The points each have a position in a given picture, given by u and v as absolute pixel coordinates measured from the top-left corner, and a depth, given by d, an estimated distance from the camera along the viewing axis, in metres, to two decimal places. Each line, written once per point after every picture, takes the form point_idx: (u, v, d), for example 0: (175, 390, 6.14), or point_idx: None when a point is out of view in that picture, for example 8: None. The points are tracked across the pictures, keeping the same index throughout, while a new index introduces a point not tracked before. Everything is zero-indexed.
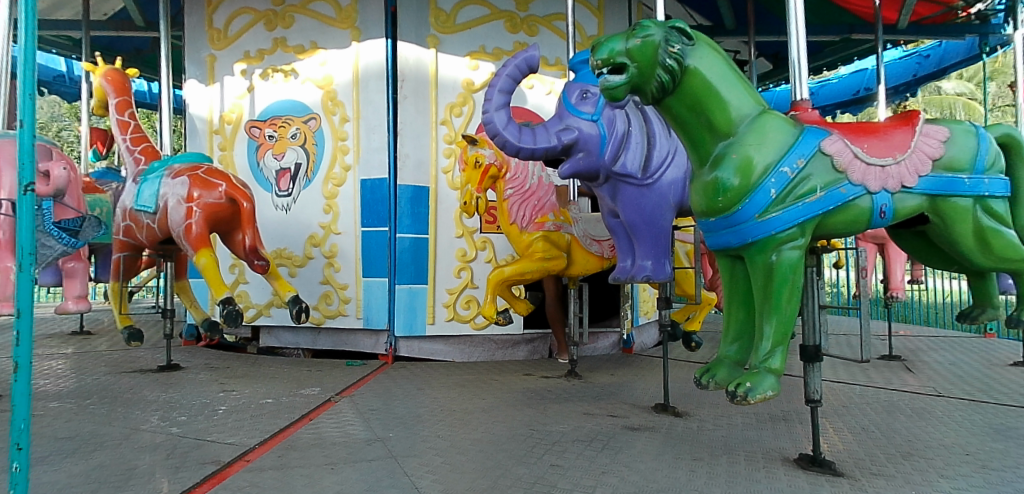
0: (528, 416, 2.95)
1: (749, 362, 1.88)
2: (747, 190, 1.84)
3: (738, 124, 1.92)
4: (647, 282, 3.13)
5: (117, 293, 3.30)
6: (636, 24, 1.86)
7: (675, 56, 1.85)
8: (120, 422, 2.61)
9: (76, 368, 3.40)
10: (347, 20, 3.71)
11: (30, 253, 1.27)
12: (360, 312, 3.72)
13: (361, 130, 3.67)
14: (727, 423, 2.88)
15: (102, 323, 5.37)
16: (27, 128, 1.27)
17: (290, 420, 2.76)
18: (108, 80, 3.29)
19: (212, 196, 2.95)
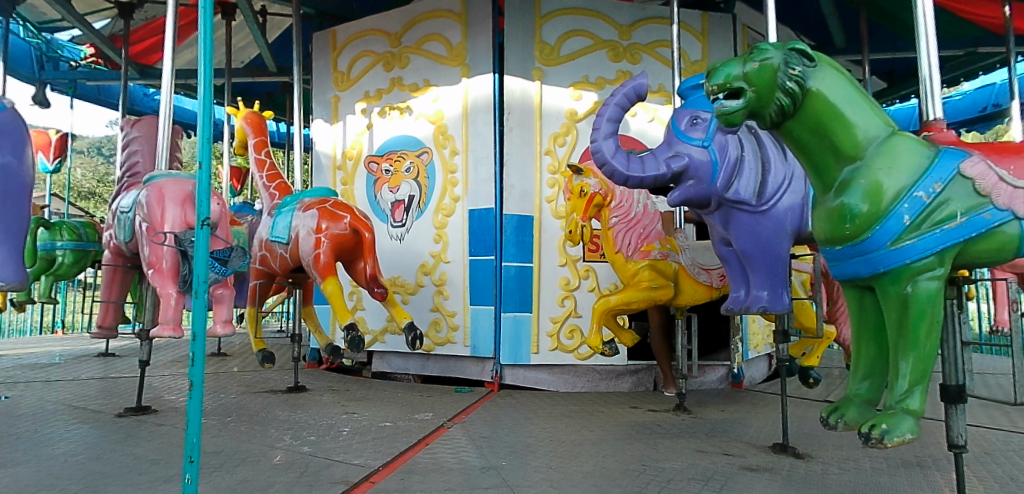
0: (638, 451, 2.87)
1: (882, 402, 1.51)
2: (881, 215, 1.51)
3: (865, 146, 1.59)
4: (763, 312, 2.99)
5: (253, 317, 3.53)
6: (754, 47, 1.57)
7: (797, 79, 1.54)
8: (258, 439, 2.82)
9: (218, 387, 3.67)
10: (458, 58, 3.86)
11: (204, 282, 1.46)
12: (467, 340, 3.78)
13: (469, 162, 3.77)
14: (853, 467, 2.66)
15: (235, 345, 5.81)
16: (201, 171, 1.45)
17: (408, 444, 2.87)
18: (248, 123, 3.56)
19: (339, 227, 3.19)
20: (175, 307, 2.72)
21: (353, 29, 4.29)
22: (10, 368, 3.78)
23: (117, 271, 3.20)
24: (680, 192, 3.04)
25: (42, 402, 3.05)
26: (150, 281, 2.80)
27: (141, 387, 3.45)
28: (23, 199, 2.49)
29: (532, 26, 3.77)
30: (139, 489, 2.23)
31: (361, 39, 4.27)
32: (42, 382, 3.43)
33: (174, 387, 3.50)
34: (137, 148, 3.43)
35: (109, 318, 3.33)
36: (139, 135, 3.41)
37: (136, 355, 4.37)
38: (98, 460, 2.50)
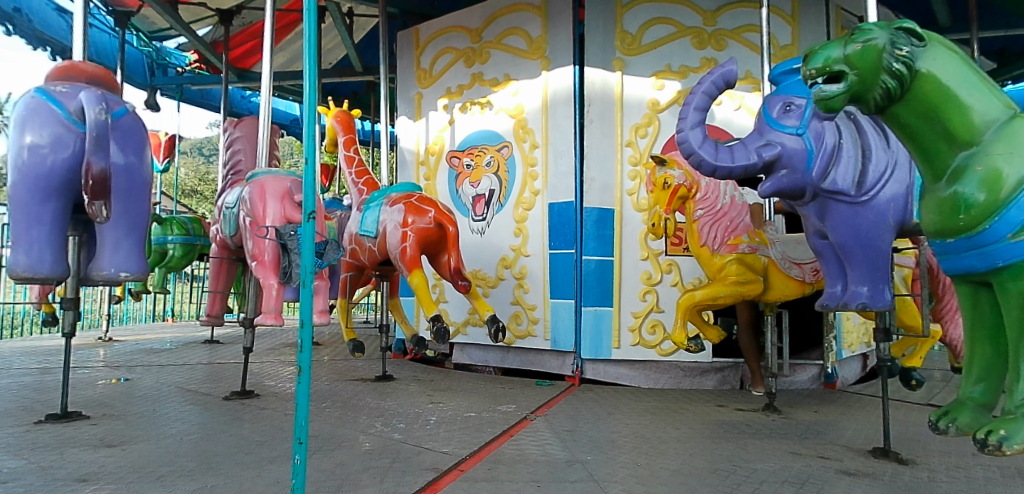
0: (727, 451, 2.77)
1: (1000, 408, 1.22)
2: (1002, 204, 1.21)
3: (986, 131, 1.29)
4: (862, 309, 2.72)
5: (344, 309, 3.72)
6: (855, 27, 1.35)
7: (906, 59, 1.30)
8: (351, 425, 2.93)
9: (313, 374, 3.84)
10: (538, 51, 3.86)
11: (309, 272, 1.51)
12: (548, 333, 3.79)
13: (549, 155, 3.77)
14: (965, 476, 2.46)
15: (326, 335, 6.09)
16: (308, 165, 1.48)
17: (493, 435, 2.90)
18: (338, 121, 3.69)
19: (424, 221, 3.26)
20: (276, 298, 2.87)
21: (435, 26, 4.37)
22: (130, 352, 4.12)
23: (223, 263, 3.39)
24: (772, 184, 2.74)
25: (159, 384, 3.30)
26: (253, 272, 2.97)
27: (244, 372, 3.67)
28: (143, 196, 2.65)
29: (613, 17, 3.73)
30: (247, 468, 2.36)
31: (442, 37, 4.35)
32: (158, 366, 3.72)
33: (274, 374, 3.70)
34: (239, 148, 3.61)
35: (217, 307, 3.56)
36: (240, 135, 3.60)
37: (239, 342, 4.66)
38: (209, 440, 2.67)
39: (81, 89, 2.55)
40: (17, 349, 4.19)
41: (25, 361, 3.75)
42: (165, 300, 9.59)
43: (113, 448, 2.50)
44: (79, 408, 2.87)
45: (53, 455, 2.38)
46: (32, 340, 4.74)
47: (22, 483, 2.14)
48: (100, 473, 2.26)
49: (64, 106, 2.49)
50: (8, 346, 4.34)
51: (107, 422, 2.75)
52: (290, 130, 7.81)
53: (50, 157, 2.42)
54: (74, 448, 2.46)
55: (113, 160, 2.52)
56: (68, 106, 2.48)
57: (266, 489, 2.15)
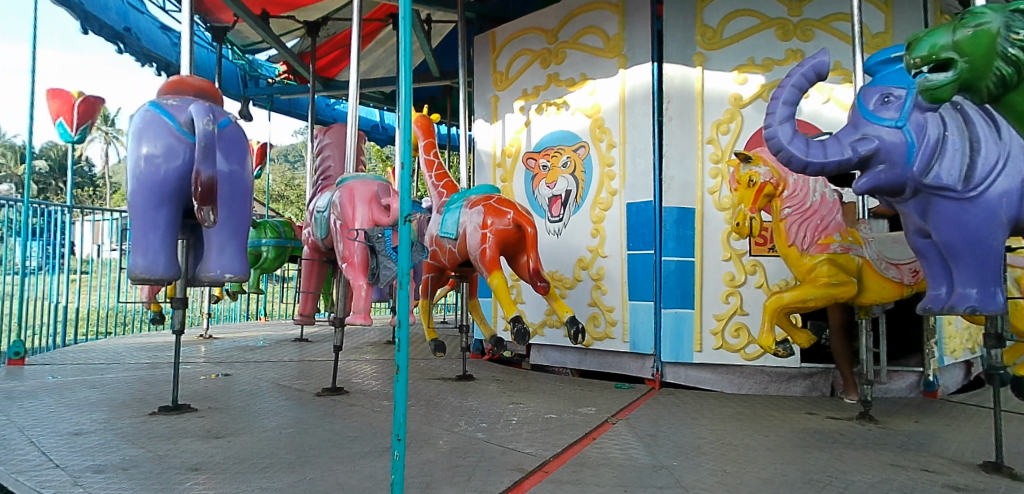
0: (821, 461, 2.61)
1: None
2: None
3: None
4: (969, 316, 2.22)
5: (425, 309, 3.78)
6: (965, 14, 1.74)
7: (1019, 43, 1.67)
8: (436, 423, 3.00)
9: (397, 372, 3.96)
10: (615, 49, 3.86)
11: (406, 271, 1.48)
12: (626, 335, 3.78)
13: (627, 154, 3.77)
14: None
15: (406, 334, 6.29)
16: (405, 169, 1.51)
17: (575, 437, 2.89)
18: (418, 126, 3.78)
19: (503, 223, 3.30)
20: (365, 299, 2.99)
21: (511, 29, 4.44)
22: (229, 348, 4.38)
23: (314, 265, 3.55)
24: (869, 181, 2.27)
25: (256, 379, 3.48)
26: (343, 273, 3.12)
27: (332, 370, 3.82)
28: (245, 202, 2.80)
29: (693, 11, 3.67)
30: (342, 463, 2.44)
31: (519, 38, 4.40)
32: (255, 362, 3.93)
33: (360, 371, 3.84)
34: (329, 153, 3.79)
35: (309, 307, 3.73)
36: (329, 141, 3.76)
37: (328, 340, 4.87)
38: (305, 434, 2.79)
39: (190, 102, 2.73)
40: (131, 345, 4.55)
41: (140, 356, 4.06)
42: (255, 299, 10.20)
43: (220, 439, 2.66)
44: (188, 400, 3.06)
45: (168, 444, 2.55)
46: (144, 336, 5.14)
47: (142, 470, 2.30)
48: (210, 463, 2.40)
49: (175, 118, 2.66)
50: (124, 341, 4.72)
51: (213, 415, 2.92)
52: (371, 136, 8.22)
53: (164, 166, 2.59)
54: (185, 438, 2.63)
55: (219, 168, 2.68)
56: (179, 118, 2.65)
57: (362, 483, 2.21)
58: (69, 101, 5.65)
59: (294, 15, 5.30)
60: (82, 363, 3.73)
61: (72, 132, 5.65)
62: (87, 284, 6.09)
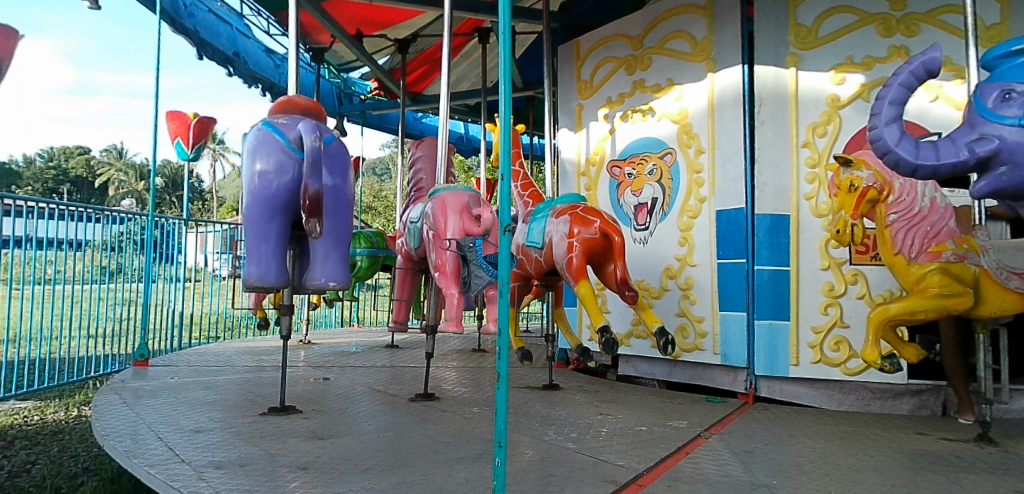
0: (939, 485, 2.38)
1: None
2: None
3: None
4: None
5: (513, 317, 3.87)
6: None
7: None
8: (527, 432, 3.02)
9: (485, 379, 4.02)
10: (703, 53, 3.84)
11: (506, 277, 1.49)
12: (717, 347, 3.73)
13: (716, 161, 3.74)
14: None
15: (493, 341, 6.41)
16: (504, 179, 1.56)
17: (668, 451, 2.81)
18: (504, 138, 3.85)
19: (589, 232, 3.29)
20: (457, 308, 3.10)
21: (596, 37, 4.54)
22: (327, 353, 4.61)
23: (407, 273, 3.71)
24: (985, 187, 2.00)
25: (352, 384, 3.63)
26: (436, 282, 3.22)
27: (422, 376, 3.93)
28: (346, 214, 2.93)
29: (786, 10, 3.57)
30: (438, 467, 2.48)
31: (605, 46, 4.49)
32: (350, 367, 4.11)
33: (449, 378, 3.93)
34: (421, 166, 3.91)
35: (402, 315, 3.86)
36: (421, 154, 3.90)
37: (417, 347, 5.03)
38: (401, 438, 2.86)
39: (298, 120, 2.90)
40: (239, 348, 4.88)
41: (247, 359, 4.34)
42: (345, 307, 10.70)
43: (324, 440, 2.77)
44: (294, 402, 3.23)
45: (278, 443, 2.68)
46: (250, 340, 5.49)
47: (256, 467, 2.42)
48: (317, 463, 2.50)
49: (285, 136, 2.83)
50: (234, 344, 5.08)
51: (316, 416, 3.06)
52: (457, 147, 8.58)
53: (275, 181, 2.75)
54: (292, 438, 2.76)
55: (323, 182, 2.82)
56: (289, 135, 2.81)
57: (459, 487, 2.23)
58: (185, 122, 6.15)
59: (386, 33, 5.73)
60: (198, 364, 4.02)
61: (188, 150, 6.19)
62: (198, 290, 6.61)
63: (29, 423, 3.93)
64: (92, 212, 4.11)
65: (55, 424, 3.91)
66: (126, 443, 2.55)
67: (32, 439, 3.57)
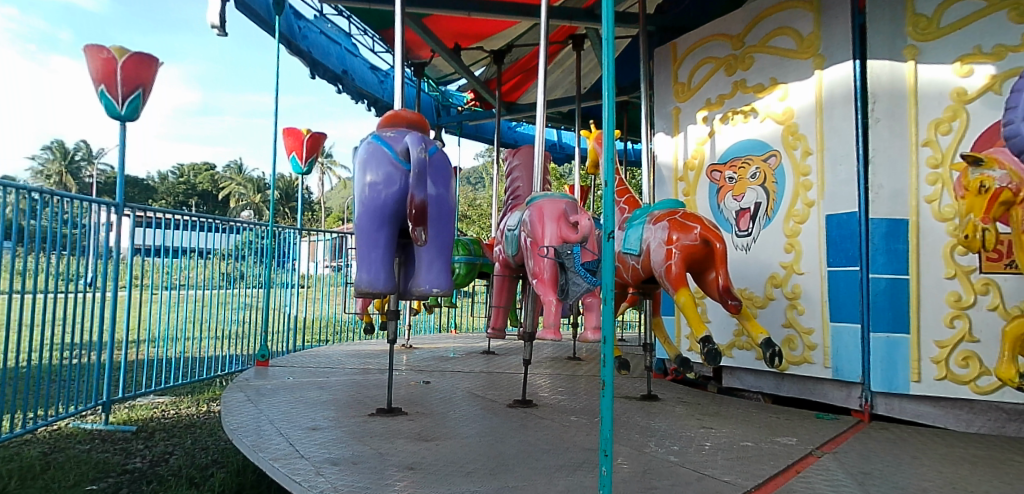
0: None
1: None
2: None
3: None
4: None
5: None
6: None
7: None
8: (628, 443, 2.97)
9: (583, 389, 4.01)
10: (810, 49, 3.69)
11: (609, 289, 1.57)
12: (828, 360, 3.54)
13: (825, 162, 3.58)
14: None
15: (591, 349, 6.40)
16: (607, 189, 1.71)
17: (777, 468, 2.65)
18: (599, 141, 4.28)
19: (689, 239, 3.21)
20: (555, 314, 3.09)
21: (693, 38, 4.47)
22: (428, 357, 4.79)
23: (504, 281, 3.92)
24: None
25: (452, 388, 3.73)
26: (534, 289, 3.26)
27: (519, 382, 3.98)
28: (449, 222, 3.01)
29: (903, 2, 3.36)
30: (540, 475, 2.46)
31: (703, 46, 4.40)
32: (449, 372, 4.23)
33: (545, 385, 3.98)
34: (519, 175, 4.10)
35: (499, 323, 4.04)
36: (517, 164, 4.09)
37: (514, 354, 5.11)
38: (500, 443, 2.88)
39: (404, 133, 3.03)
40: (347, 350, 5.15)
41: (355, 361, 4.57)
42: (444, 314, 11.05)
43: (429, 442, 2.84)
44: (399, 404, 3.35)
45: (387, 443, 2.77)
46: (356, 343, 5.80)
47: (368, 465, 2.51)
48: (424, 464, 2.56)
49: (393, 148, 2.95)
50: (342, 347, 5.39)
51: (420, 419, 3.15)
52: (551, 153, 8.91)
53: (384, 192, 2.87)
54: (400, 439, 2.85)
55: (429, 192, 2.92)
56: (397, 148, 2.94)
57: None
58: (300, 138, 6.51)
59: (482, 46, 6.11)
60: (311, 365, 4.27)
61: (303, 164, 6.60)
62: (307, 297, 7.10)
63: (167, 415, 4.37)
64: (219, 223, 4.66)
65: (188, 418, 4.30)
66: (252, 438, 2.74)
67: (170, 430, 3.94)
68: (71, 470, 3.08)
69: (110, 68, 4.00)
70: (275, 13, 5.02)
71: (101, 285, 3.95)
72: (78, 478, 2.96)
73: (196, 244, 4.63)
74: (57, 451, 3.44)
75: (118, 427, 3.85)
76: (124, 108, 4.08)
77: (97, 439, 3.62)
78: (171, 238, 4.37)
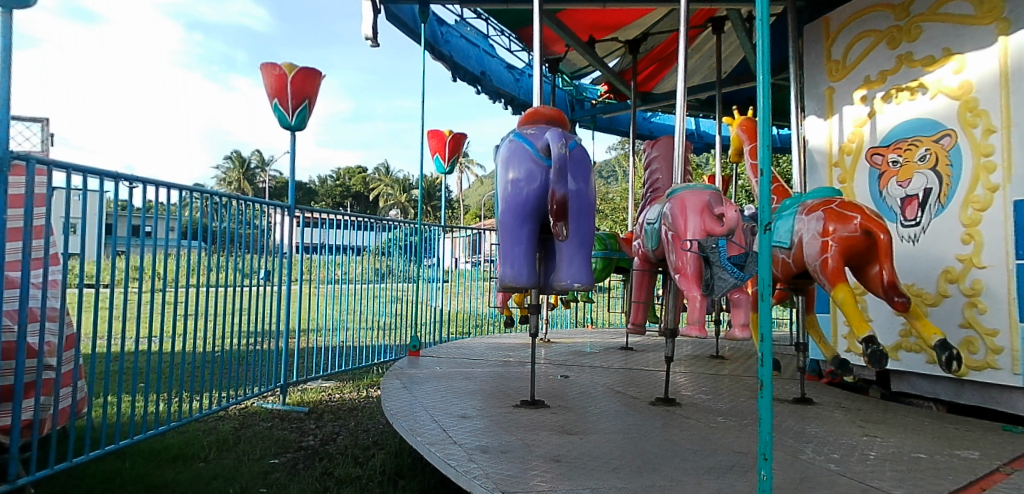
0: None
1: None
2: None
3: None
4: None
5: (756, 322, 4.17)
6: None
7: None
8: (781, 448, 2.80)
9: (727, 390, 3.93)
10: (993, 13, 3.27)
11: (768, 286, 1.61)
12: (1018, 367, 3.12)
13: (1014, 140, 3.14)
14: None
15: (737, 349, 6.21)
16: (764, 177, 1.66)
17: (958, 484, 2.35)
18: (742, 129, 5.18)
19: (848, 230, 2.97)
20: (700, 310, 3.00)
21: (849, 11, 4.20)
22: (567, 355, 5.11)
23: (644, 274, 4.01)
24: None
25: (592, 384, 3.89)
26: (678, 284, 3.20)
27: (658, 380, 4.09)
28: (589, 217, 3.01)
29: None
30: (688, 475, 2.34)
31: (860, 19, 4.13)
32: (588, 368, 4.52)
33: (683, 384, 4.04)
34: (658, 164, 4.83)
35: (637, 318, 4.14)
36: (657, 154, 4.84)
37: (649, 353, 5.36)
38: (644, 441, 2.82)
39: (544, 129, 3.08)
40: (489, 344, 5.47)
41: (496, 355, 4.87)
42: (580, 310, 11.33)
43: (574, 436, 2.85)
44: (543, 397, 3.49)
45: (532, 435, 2.83)
46: (499, 337, 6.11)
47: (515, 455, 2.57)
48: (568, 456, 2.55)
49: (534, 144, 2.99)
50: (485, 340, 5.69)
51: (563, 412, 3.22)
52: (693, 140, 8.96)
53: (527, 188, 2.92)
54: (544, 431, 2.89)
55: (570, 186, 2.93)
56: (537, 145, 2.97)
57: None
58: (443, 140, 7.38)
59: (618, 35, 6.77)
60: (457, 357, 4.63)
61: (445, 164, 7.47)
62: (450, 290, 7.64)
63: (334, 398, 4.98)
64: (374, 222, 5.50)
65: (351, 402, 4.85)
66: (409, 422, 2.92)
67: (337, 412, 4.51)
68: (258, 444, 3.67)
69: (281, 83, 4.63)
70: (418, 22, 5.80)
71: (276, 279, 4.54)
72: (264, 452, 3.51)
73: (353, 240, 5.34)
74: (246, 426, 4.12)
75: (292, 408, 4.54)
76: (293, 119, 4.69)
77: (275, 418, 4.32)
78: (326, 236, 5.10)
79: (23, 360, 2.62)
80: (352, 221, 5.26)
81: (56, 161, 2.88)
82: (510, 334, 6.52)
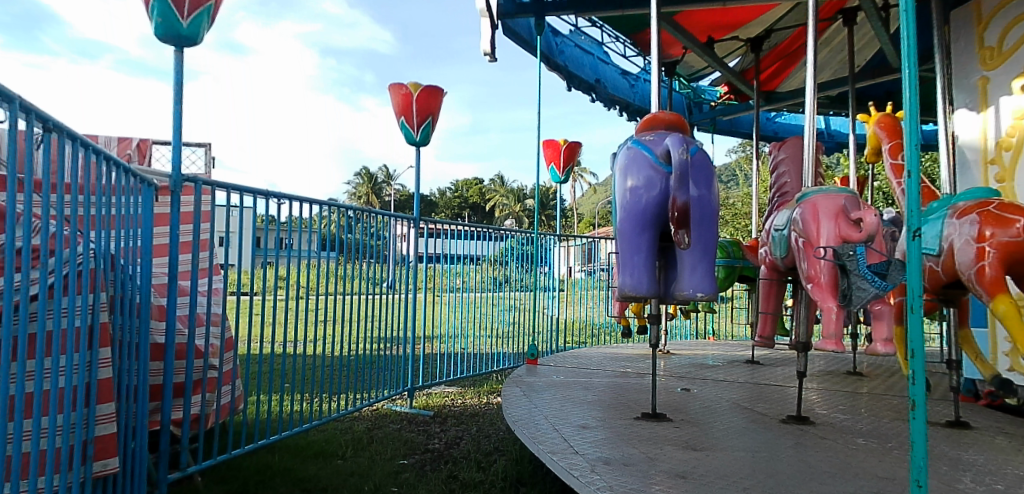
0: None
1: None
2: None
3: None
4: None
5: (899, 336, 4.00)
6: None
7: None
8: (932, 475, 2.58)
9: (866, 411, 3.72)
10: None
11: (917, 295, 1.59)
12: None
13: None
14: None
15: (878, 365, 5.79)
16: (912, 177, 1.67)
17: None
18: (881, 127, 4.84)
19: (1009, 234, 2.70)
20: (836, 323, 2.99)
21: None
22: (689, 366, 5.17)
23: (772, 285, 4.23)
24: None
25: (717, 398, 3.91)
26: (810, 293, 3.19)
27: (788, 396, 4.04)
28: (712, 225, 2.96)
29: None
30: None
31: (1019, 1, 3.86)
32: (712, 381, 4.55)
33: (817, 402, 3.90)
34: (785, 168, 4.80)
35: (767, 330, 4.22)
36: (785, 156, 4.83)
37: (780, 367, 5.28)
38: (775, 461, 2.72)
39: (663, 135, 3.12)
40: (608, 354, 5.59)
41: (614, 364, 5.01)
42: (701, 323, 11.03)
43: (699, 452, 2.83)
44: (665, 411, 3.56)
45: (656, 449, 2.85)
46: (616, 347, 6.19)
47: (638, 468, 2.60)
48: (694, 473, 2.53)
49: (655, 151, 3.07)
50: (603, 351, 5.80)
51: (687, 427, 3.24)
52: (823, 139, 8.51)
53: (646, 195, 3.00)
54: (668, 446, 2.91)
55: (692, 193, 2.95)
56: (657, 151, 3.04)
57: None
58: (557, 148, 7.64)
59: (737, 35, 6.99)
60: (576, 367, 4.82)
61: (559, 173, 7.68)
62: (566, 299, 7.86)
63: (456, 403, 5.32)
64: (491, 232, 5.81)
65: (473, 407, 5.15)
66: (530, 430, 3.09)
67: (459, 418, 4.81)
68: (388, 445, 4.05)
69: (407, 101, 5.19)
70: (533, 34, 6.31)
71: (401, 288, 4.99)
72: (394, 453, 3.87)
73: (468, 250, 5.72)
74: (377, 427, 4.57)
75: (420, 411, 4.96)
76: (418, 135, 5.25)
77: (404, 421, 4.72)
78: (452, 246, 5.57)
79: (182, 361, 3.09)
80: (469, 231, 5.61)
81: (220, 184, 3.48)
82: (627, 345, 6.56)
